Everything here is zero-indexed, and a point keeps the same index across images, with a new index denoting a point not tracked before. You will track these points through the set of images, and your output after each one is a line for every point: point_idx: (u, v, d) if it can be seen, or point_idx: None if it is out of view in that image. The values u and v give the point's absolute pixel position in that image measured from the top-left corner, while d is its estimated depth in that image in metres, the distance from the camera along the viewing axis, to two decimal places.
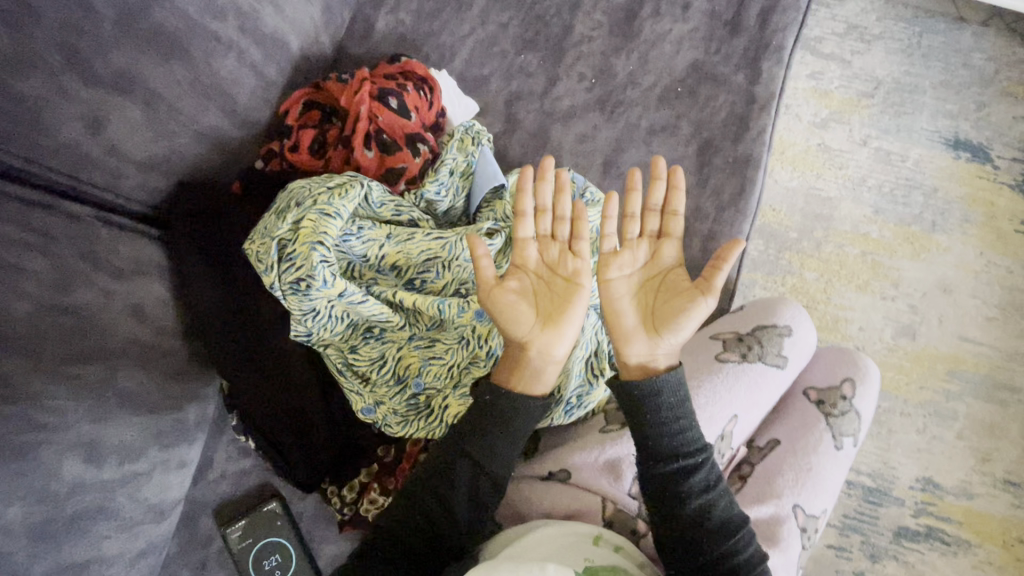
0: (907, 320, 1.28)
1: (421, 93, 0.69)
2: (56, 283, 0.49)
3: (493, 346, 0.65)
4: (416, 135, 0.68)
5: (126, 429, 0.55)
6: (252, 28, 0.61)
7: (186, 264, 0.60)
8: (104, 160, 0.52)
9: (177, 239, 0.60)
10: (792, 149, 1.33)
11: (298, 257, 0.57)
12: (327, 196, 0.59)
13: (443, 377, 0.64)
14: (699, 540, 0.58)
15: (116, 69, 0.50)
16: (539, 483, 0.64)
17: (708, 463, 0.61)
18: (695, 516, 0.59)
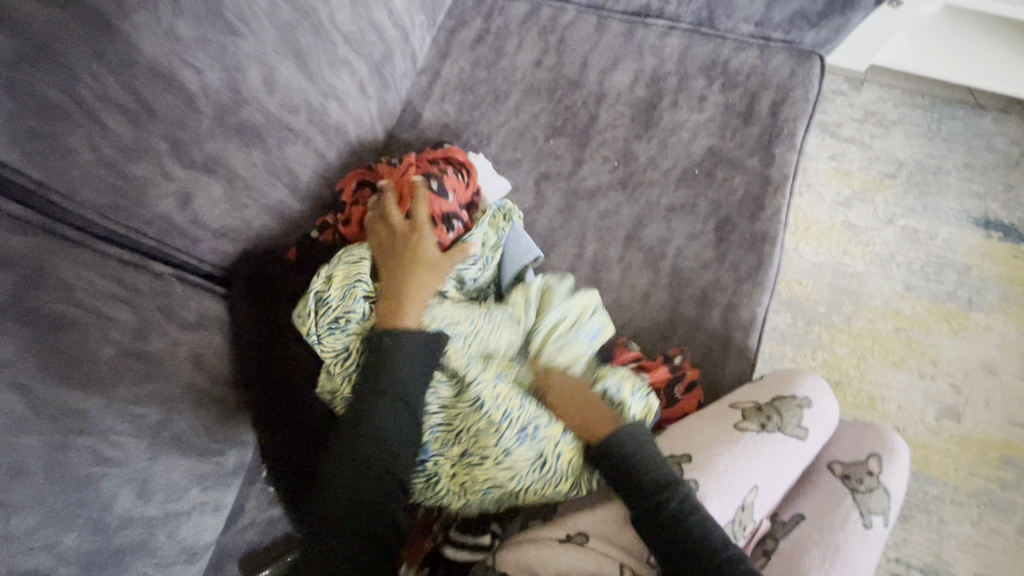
0: (950, 401, 1.23)
1: (461, 181, 0.77)
2: (136, 331, 0.56)
3: (509, 408, 0.65)
4: (450, 214, 0.75)
5: (175, 469, 0.60)
6: (320, 119, 0.72)
7: (239, 328, 0.66)
8: (188, 228, 0.61)
9: (236, 299, 0.66)
10: (815, 226, 1.36)
11: (333, 299, 0.67)
12: (356, 249, 0.71)
13: (450, 441, 0.67)
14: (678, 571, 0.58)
15: (207, 154, 0.60)
16: (556, 544, 0.63)
17: (675, 496, 0.61)
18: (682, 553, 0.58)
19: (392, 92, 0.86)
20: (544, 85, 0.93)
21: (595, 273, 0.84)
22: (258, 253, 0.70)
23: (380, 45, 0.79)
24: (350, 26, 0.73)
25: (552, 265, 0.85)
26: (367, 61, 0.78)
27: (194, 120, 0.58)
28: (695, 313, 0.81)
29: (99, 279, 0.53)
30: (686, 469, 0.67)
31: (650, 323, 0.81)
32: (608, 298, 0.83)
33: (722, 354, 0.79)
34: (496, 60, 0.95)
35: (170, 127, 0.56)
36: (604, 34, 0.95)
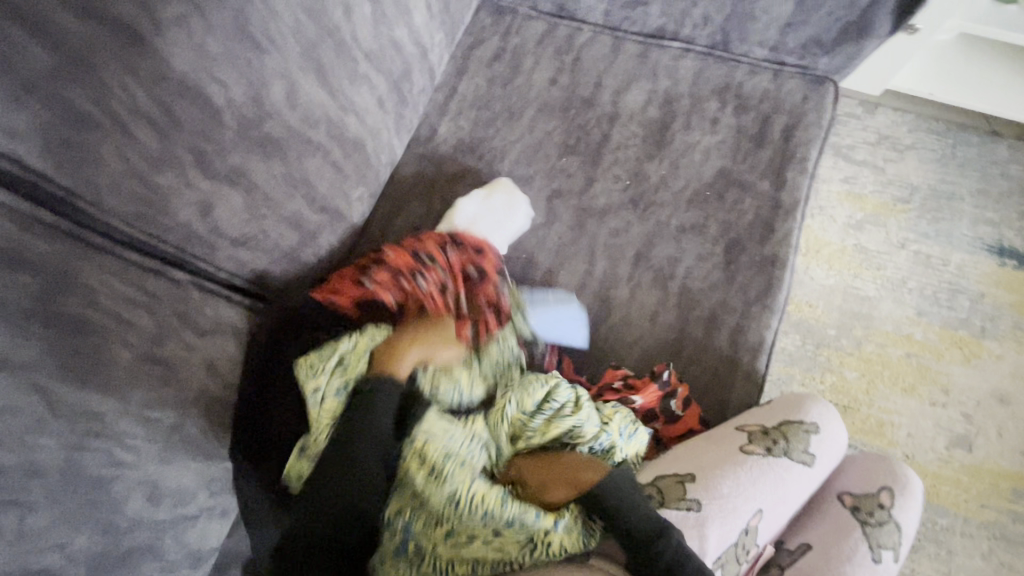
0: (961, 430, 1.21)
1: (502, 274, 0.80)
2: (153, 336, 0.57)
3: (489, 509, 0.60)
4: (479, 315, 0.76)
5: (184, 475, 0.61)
6: (339, 133, 0.73)
7: (251, 358, 0.69)
8: (207, 236, 0.62)
9: (260, 333, 0.71)
10: (826, 249, 1.36)
11: (349, 361, 0.69)
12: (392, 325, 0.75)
13: (432, 524, 0.63)
14: None
15: (229, 165, 0.61)
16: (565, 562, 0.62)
17: (668, 538, 0.59)
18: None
19: (409, 107, 0.88)
20: (558, 104, 0.94)
21: (604, 291, 0.85)
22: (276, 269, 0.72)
23: (399, 62, 0.81)
24: (371, 44, 0.75)
25: (561, 282, 0.85)
26: (386, 77, 0.79)
27: (219, 132, 0.59)
28: (703, 334, 0.81)
29: (119, 284, 0.55)
30: (690, 489, 0.67)
31: (658, 342, 0.82)
32: (617, 316, 0.83)
33: (729, 377, 0.79)
34: (511, 78, 0.96)
35: (196, 139, 0.58)
36: (619, 55, 0.96)
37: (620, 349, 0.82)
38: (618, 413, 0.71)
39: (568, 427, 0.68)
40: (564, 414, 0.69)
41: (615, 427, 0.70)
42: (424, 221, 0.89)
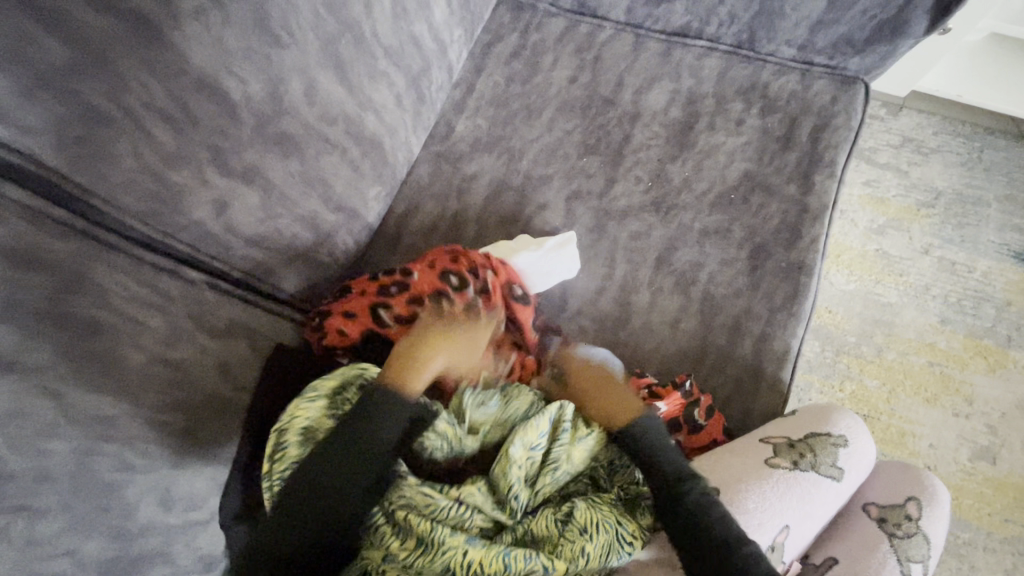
0: (985, 442, 1.18)
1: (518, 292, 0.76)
2: (167, 337, 0.56)
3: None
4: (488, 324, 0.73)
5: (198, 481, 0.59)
6: (357, 130, 0.72)
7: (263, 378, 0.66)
8: (222, 235, 0.61)
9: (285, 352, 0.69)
10: (847, 253, 1.33)
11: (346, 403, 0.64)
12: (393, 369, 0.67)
13: None
14: None
15: (246, 163, 0.60)
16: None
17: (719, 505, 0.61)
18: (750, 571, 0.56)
19: (427, 104, 0.86)
20: (579, 103, 0.92)
21: (624, 295, 0.82)
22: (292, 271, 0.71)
23: (418, 59, 0.79)
24: (390, 39, 0.73)
25: (580, 286, 0.83)
26: (405, 74, 0.77)
27: (235, 128, 0.58)
28: (726, 342, 0.79)
29: (134, 285, 0.53)
30: None
31: (679, 349, 0.79)
32: (637, 322, 0.81)
33: (753, 386, 0.77)
34: (530, 76, 0.94)
35: (211, 135, 0.56)
36: (641, 53, 0.94)
37: (640, 355, 0.80)
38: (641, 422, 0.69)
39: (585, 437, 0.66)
40: (581, 443, 0.65)
41: None
42: (441, 221, 0.87)
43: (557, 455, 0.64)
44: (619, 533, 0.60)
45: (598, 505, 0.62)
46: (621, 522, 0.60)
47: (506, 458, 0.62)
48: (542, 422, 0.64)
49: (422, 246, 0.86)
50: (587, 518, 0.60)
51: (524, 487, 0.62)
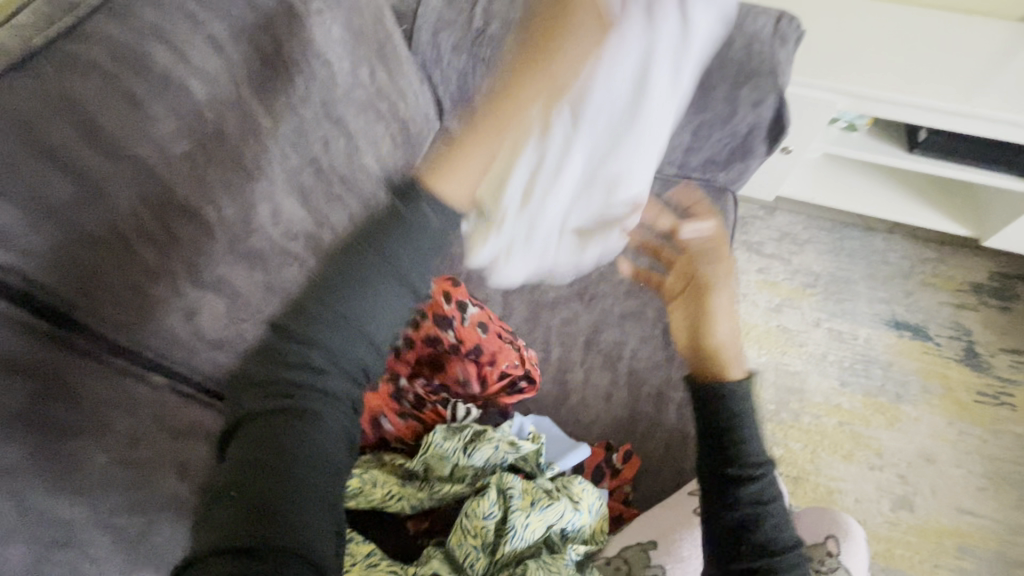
0: (900, 491, 1.30)
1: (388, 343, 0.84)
2: (130, 439, 0.58)
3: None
4: None
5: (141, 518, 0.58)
6: (315, 245, 0.82)
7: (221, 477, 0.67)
8: (189, 340, 0.67)
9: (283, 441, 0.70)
10: (754, 330, 1.52)
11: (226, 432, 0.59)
12: (436, 444, 0.72)
13: None
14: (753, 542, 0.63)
15: (217, 275, 0.68)
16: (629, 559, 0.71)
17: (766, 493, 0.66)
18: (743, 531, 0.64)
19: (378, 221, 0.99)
20: None
21: (561, 375, 0.92)
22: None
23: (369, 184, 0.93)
24: (348, 170, 0.87)
25: None
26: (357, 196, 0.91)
27: (103, 166, 0.56)
28: (653, 410, 0.88)
29: (108, 391, 0.57)
30: (653, 556, 0.70)
31: (614, 420, 0.88)
32: (575, 398, 0.90)
33: (681, 448, 0.86)
34: None
35: (87, 186, 0.55)
36: None
37: (582, 429, 0.88)
38: (587, 491, 0.72)
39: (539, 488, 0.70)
40: (541, 501, 0.67)
41: (585, 505, 0.71)
42: None
43: (514, 517, 0.65)
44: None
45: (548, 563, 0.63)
46: None
47: (460, 528, 0.66)
48: (492, 494, 0.67)
49: None
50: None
51: (480, 555, 0.64)
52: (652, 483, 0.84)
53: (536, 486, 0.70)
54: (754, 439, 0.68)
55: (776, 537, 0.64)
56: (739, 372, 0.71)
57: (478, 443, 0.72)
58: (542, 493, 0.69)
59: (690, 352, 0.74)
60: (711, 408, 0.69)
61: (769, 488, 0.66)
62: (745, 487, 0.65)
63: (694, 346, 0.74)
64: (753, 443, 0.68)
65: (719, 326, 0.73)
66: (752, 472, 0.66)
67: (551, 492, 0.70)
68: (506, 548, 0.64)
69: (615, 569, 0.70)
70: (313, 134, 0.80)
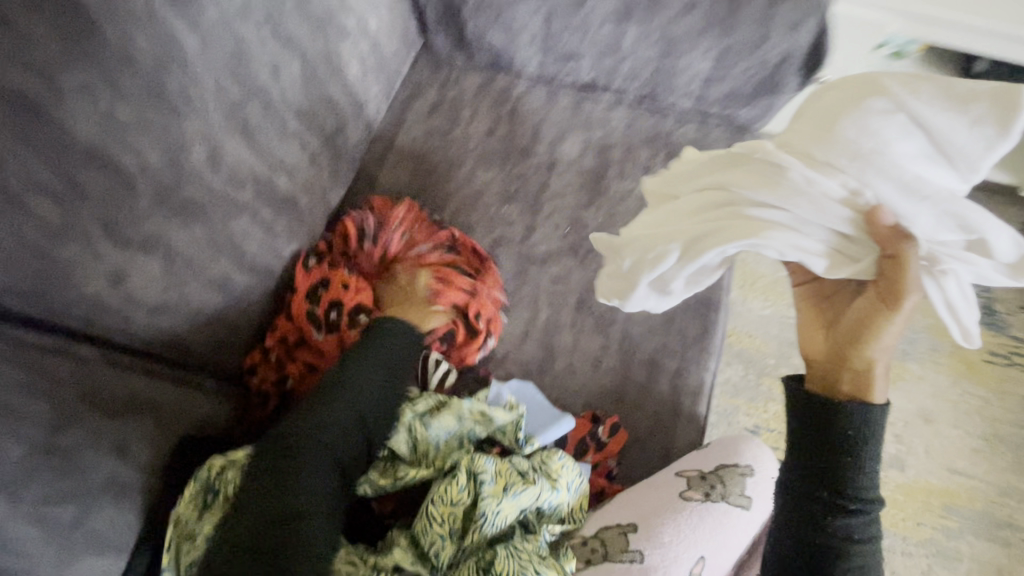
0: (893, 451, 1.28)
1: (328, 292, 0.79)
2: (51, 424, 0.52)
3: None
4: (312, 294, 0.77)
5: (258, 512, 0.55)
6: (268, 192, 0.71)
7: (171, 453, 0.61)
8: (120, 308, 0.59)
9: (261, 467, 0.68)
10: (762, 281, 1.42)
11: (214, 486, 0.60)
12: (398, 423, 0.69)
13: None
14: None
15: (145, 234, 0.58)
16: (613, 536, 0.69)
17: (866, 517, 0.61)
18: (825, 559, 0.61)
19: (346, 160, 0.86)
20: (497, 154, 0.95)
21: (548, 339, 0.84)
22: (200, 336, 0.68)
23: (332, 118, 0.80)
24: (305, 101, 0.74)
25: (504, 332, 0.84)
26: (318, 133, 0.78)
27: None
28: (644, 379, 0.82)
29: (13, 371, 0.52)
30: (632, 540, 0.68)
31: (602, 389, 0.82)
32: (562, 364, 0.83)
33: (671, 420, 0.80)
34: (450, 129, 0.97)
35: None
36: (553, 107, 0.98)
37: (568, 397, 0.82)
38: (567, 467, 0.68)
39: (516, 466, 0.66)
40: (514, 488, 0.63)
41: (564, 483, 0.68)
42: None
43: (484, 505, 0.62)
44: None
45: (517, 552, 0.60)
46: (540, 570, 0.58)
47: (426, 514, 0.62)
48: (462, 478, 0.63)
49: None
50: (504, 570, 0.58)
51: (447, 542, 0.61)
52: (638, 456, 0.79)
53: (511, 468, 0.65)
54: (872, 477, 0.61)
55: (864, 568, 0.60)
56: (881, 397, 0.62)
57: (438, 416, 0.69)
58: (516, 476, 0.65)
59: (831, 367, 0.63)
60: (827, 439, 0.62)
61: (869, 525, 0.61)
62: (844, 519, 0.61)
63: (844, 357, 0.62)
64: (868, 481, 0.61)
65: (885, 342, 0.59)
66: (856, 506, 0.61)
67: (527, 475, 0.66)
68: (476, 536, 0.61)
69: (591, 552, 0.67)
70: (256, 57, 0.66)
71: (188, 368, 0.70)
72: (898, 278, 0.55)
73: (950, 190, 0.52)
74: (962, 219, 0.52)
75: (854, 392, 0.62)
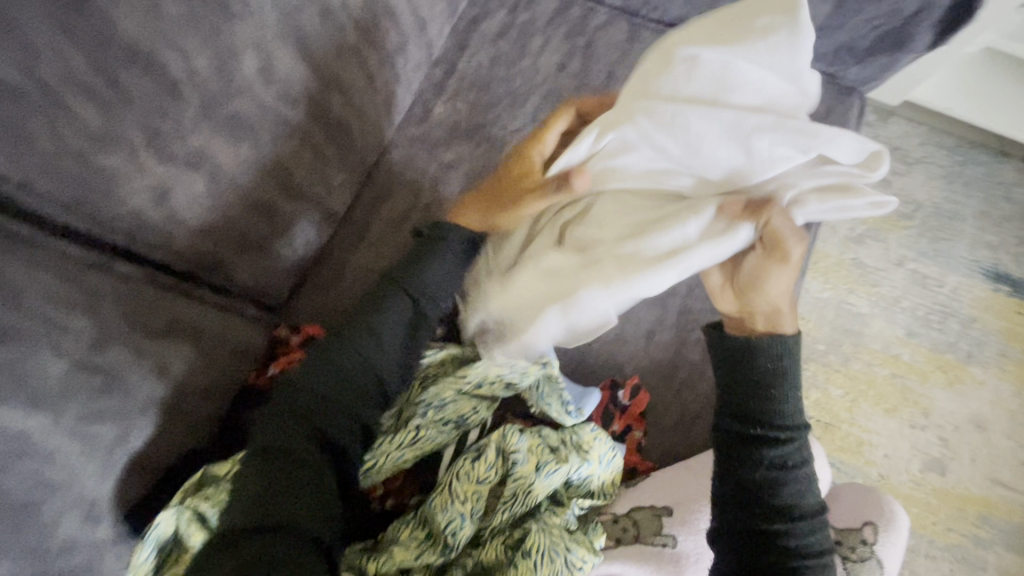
0: (936, 454, 1.22)
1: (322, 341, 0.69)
2: (93, 341, 0.50)
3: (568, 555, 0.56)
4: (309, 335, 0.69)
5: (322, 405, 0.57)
6: (321, 113, 0.65)
7: (207, 380, 0.60)
8: (163, 225, 0.56)
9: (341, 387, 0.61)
10: (825, 261, 1.32)
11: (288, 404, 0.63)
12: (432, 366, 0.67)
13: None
14: (761, 523, 0.55)
15: (191, 147, 0.53)
16: (647, 516, 0.67)
17: (796, 444, 0.56)
18: (756, 499, 0.56)
19: (403, 84, 0.78)
20: (566, 93, 0.86)
21: None
22: (252, 280, 0.66)
23: (394, 35, 0.72)
24: (365, 12, 0.66)
25: None
26: (377, 51, 0.70)
27: None
28: (699, 358, 0.77)
29: (52, 281, 0.50)
30: (667, 524, 0.67)
31: (651, 362, 0.77)
32: (612, 331, 0.78)
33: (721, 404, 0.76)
34: (517, 59, 0.87)
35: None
36: (635, 44, 0.87)
37: (614, 366, 0.77)
38: (599, 441, 0.64)
39: (546, 439, 0.62)
40: (549, 466, 0.60)
41: (596, 455, 0.64)
42: (412, 212, 0.81)
43: (515, 477, 0.59)
44: (569, 561, 0.56)
45: (548, 529, 0.58)
46: (572, 551, 0.56)
47: (448, 489, 0.57)
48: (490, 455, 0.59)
49: (393, 239, 0.80)
50: (536, 545, 0.56)
51: (466, 522, 0.56)
52: (682, 437, 0.75)
53: (542, 443, 0.61)
54: (794, 402, 0.57)
55: (796, 504, 0.55)
56: (793, 328, 0.58)
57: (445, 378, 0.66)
58: (549, 454, 0.60)
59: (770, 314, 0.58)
60: (750, 363, 0.58)
61: (801, 452, 0.57)
62: (772, 451, 0.56)
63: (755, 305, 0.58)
64: (793, 406, 0.57)
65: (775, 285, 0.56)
66: (782, 434, 0.56)
67: (560, 452, 0.61)
68: (503, 515, 0.59)
69: (623, 531, 0.67)
70: None
71: (231, 294, 0.67)
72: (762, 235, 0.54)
73: (742, 154, 0.53)
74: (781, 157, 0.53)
75: (770, 327, 0.58)
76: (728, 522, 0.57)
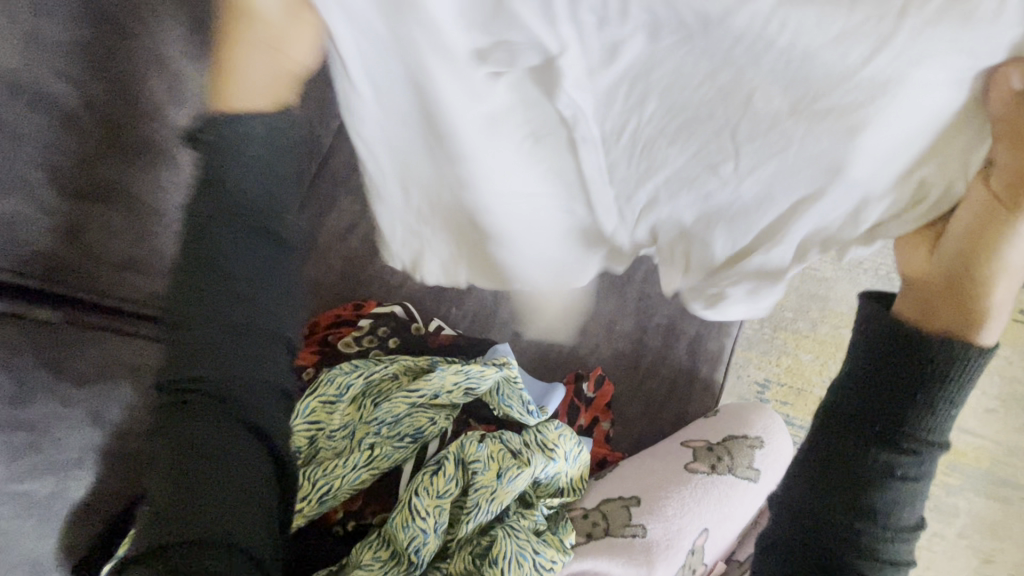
0: None
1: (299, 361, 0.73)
2: (14, 398, 0.47)
3: (537, 555, 0.57)
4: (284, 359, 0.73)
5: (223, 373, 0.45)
6: None
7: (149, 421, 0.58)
8: (81, 263, 0.52)
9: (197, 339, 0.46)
10: None
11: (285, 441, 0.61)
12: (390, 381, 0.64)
13: None
14: (842, 533, 0.45)
15: (99, 180, 0.50)
16: (615, 507, 0.66)
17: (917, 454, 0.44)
18: (854, 506, 0.45)
19: None
20: None
21: None
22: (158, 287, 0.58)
23: None
24: None
25: (510, 289, 0.76)
26: None
27: None
28: (661, 345, 0.75)
29: None
30: (634, 514, 0.66)
31: (614, 352, 0.75)
32: (574, 325, 0.76)
33: (686, 388, 0.75)
34: None
35: None
36: None
37: (578, 360, 0.76)
38: (564, 438, 0.63)
39: (507, 444, 0.61)
40: (514, 472, 0.59)
41: (562, 453, 0.63)
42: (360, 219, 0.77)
43: (476, 484, 0.58)
44: (537, 562, 0.56)
45: (514, 532, 0.58)
46: (539, 552, 0.57)
47: (408, 508, 0.57)
48: (450, 469, 0.59)
49: None
50: (502, 552, 0.56)
51: (429, 539, 0.55)
52: (650, 423, 0.75)
53: (503, 448, 0.61)
54: (946, 414, 0.42)
55: (890, 515, 0.45)
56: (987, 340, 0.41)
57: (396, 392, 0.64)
58: (509, 459, 0.60)
59: (935, 287, 0.40)
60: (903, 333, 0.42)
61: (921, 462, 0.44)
62: (884, 456, 0.43)
63: (958, 296, 0.40)
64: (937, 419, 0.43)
65: (1019, 245, 0.37)
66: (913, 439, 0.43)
67: (521, 455, 0.60)
68: (467, 526, 0.58)
69: (593, 525, 0.65)
70: None
71: None
72: (985, 232, 0.37)
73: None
74: (864, 159, 0.35)
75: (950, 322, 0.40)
76: (791, 503, 0.48)
